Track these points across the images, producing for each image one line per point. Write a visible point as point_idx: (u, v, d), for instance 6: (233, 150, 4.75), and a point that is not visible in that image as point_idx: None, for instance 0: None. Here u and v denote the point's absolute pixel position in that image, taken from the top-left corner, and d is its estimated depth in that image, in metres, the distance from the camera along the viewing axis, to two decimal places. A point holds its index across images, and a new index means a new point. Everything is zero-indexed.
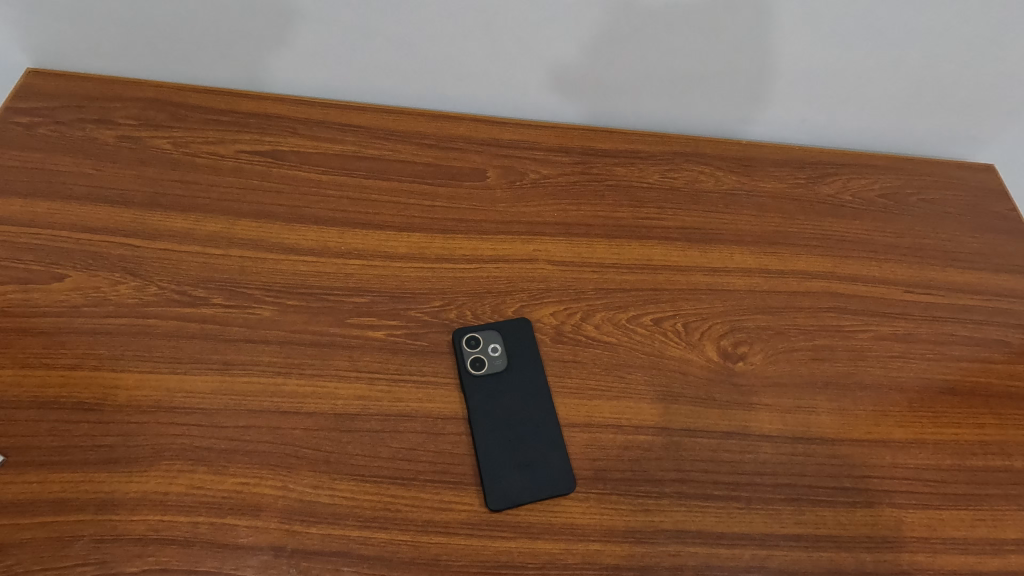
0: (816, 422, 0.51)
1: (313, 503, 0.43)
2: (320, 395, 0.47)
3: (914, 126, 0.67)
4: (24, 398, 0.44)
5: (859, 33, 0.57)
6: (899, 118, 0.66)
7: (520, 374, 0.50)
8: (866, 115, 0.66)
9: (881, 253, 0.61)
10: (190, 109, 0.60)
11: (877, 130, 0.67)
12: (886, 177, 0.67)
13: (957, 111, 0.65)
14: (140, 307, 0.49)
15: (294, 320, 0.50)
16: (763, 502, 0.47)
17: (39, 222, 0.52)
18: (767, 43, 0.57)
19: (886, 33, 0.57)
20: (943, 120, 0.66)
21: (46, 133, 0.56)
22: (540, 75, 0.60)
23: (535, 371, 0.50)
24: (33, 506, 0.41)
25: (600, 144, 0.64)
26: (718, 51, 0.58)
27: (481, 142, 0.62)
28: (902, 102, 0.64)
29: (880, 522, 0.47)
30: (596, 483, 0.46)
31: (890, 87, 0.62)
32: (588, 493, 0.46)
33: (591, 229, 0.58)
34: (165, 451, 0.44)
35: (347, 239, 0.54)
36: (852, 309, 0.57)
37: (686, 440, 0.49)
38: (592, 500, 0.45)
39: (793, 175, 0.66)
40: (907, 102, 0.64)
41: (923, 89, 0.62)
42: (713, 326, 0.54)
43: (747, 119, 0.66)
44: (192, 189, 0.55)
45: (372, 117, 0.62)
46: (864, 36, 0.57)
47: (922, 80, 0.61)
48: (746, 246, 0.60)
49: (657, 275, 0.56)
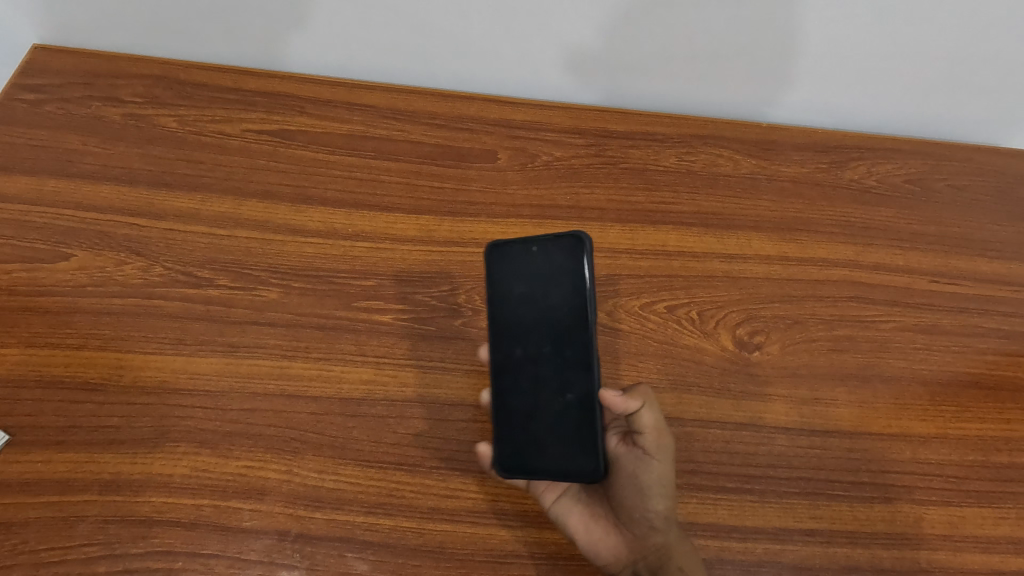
0: (834, 415, 0.49)
1: (317, 488, 0.43)
2: (326, 378, 0.46)
3: (967, 99, 0.60)
4: (30, 377, 0.44)
5: (895, 25, 0.52)
6: (936, 104, 0.61)
7: (504, 295, 0.44)
8: (906, 93, 0.59)
9: (905, 241, 0.59)
10: (196, 87, 0.58)
11: (909, 112, 0.62)
12: (913, 162, 0.63)
13: (1010, 96, 0.59)
14: (145, 287, 0.48)
15: (299, 303, 0.49)
16: (778, 495, 0.46)
17: (45, 200, 0.51)
18: (792, 32, 0.53)
19: (929, 21, 0.52)
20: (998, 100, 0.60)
21: (52, 111, 0.56)
22: (549, 56, 0.57)
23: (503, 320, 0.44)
24: (38, 486, 0.41)
25: (616, 124, 0.62)
26: (741, 39, 0.54)
27: (492, 123, 0.60)
28: (939, 91, 0.59)
29: (898, 519, 0.46)
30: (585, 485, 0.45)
31: (925, 78, 0.57)
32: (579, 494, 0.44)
33: (603, 214, 0.57)
34: (169, 432, 0.43)
35: (354, 221, 0.53)
36: (873, 297, 0.55)
37: (698, 430, 0.47)
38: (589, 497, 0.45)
39: (815, 160, 0.62)
40: (940, 95, 0.60)
41: (973, 71, 0.56)
42: (729, 315, 0.53)
43: (766, 101, 0.62)
44: (198, 169, 0.54)
45: (381, 96, 0.60)
46: (899, 28, 0.53)
47: (960, 75, 0.57)
48: (764, 232, 0.58)
49: (671, 261, 0.55)
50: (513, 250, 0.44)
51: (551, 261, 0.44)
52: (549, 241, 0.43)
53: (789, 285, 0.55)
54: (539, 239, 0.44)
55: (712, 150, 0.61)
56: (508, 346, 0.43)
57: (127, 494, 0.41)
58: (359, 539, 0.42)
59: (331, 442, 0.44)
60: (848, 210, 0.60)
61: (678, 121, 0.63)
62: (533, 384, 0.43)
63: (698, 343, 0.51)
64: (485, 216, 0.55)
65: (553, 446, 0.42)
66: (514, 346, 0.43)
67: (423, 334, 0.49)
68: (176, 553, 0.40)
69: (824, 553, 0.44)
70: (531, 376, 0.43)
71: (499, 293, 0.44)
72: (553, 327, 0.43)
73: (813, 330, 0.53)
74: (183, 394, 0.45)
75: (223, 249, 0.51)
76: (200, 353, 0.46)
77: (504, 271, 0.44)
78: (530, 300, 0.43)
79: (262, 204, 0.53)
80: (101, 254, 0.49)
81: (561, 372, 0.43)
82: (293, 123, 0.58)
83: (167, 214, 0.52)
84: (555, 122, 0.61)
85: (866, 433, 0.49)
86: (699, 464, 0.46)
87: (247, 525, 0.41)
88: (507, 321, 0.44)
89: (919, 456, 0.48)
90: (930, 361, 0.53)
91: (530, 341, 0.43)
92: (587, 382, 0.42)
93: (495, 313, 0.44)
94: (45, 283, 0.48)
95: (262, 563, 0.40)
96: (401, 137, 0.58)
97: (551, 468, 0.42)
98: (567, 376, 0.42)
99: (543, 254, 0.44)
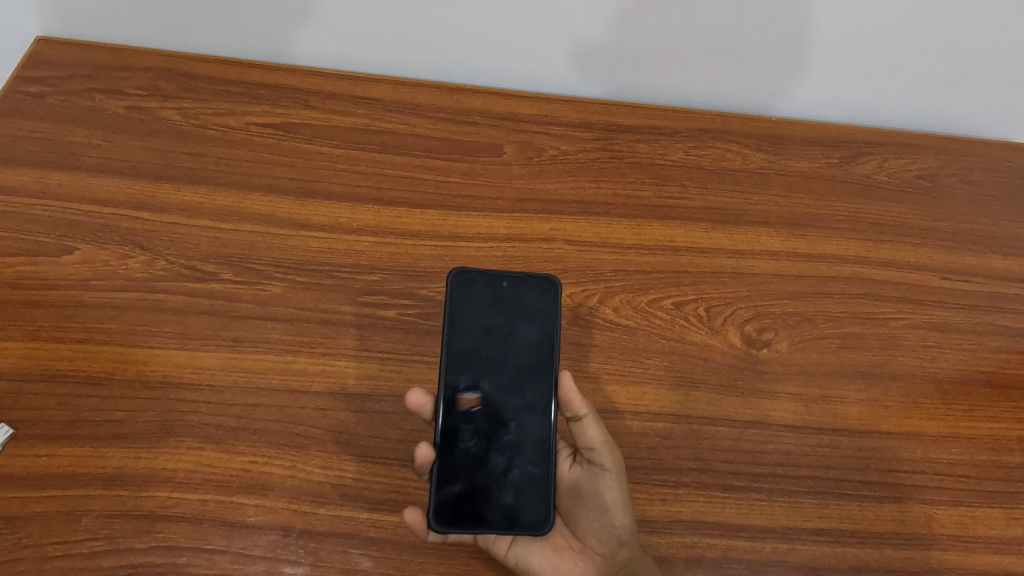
0: (843, 413, 0.49)
1: (321, 484, 0.42)
2: (330, 374, 0.46)
3: (982, 94, 0.59)
4: (35, 371, 0.44)
5: (909, 16, 0.52)
6: (949, 99, 0.60)
7: (467, 328, 0.43)
8: (919, 87, 0.59)
9: (917, 237, 0.58)
10: (200, 80, 0.58)
11: (922, 108, 0.61)
12: (925, 157, 0.62)
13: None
14: (149, 281, 0.48)
15: (303, 298, 0.49)
16: (787, 494, 0.45)
17: (48, 193, 0.51)
18: (803, 24, 0.53)
19: (944, 12, 0.51)
20: (1013, 95, 0.59)
21: (55, 103, 0.55)
22: (557, 49, 0.57)
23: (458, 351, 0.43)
24: (43, 480, 0.41)
25: (623, 118, 0.61)
26: (751, 30, 0.54)
27: (498, 117, 0.60)
28: (954, 85, 0.58)
29: (908, 519, 0.45)
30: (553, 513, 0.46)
31: (939, 72, 0.56)
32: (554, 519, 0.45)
33: (610, 208, 0.56)
34: (173, 427, 0.43)
35: (359, 215, 0.53)
36: (884, 294, 0.54)
37: (706, 428, 0.47)
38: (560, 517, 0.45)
39: (825, 155, 0.62)
40: (954, 90, 0.59)
41: (988, 64, 0.55)
42: (737, 311, 0.52)
43: (776, 94, 0.61)
44: (202, 162, 0.54)
45: (386, 89, 0.59)
46: (914, 20, 0.52)
47: (975, 69, 0.56)
48: (773, 228, 0.57)
49: (679, 256, 0.54)
50: (484, 282, 0.44)
51: (519, 301, 0.44)
52: (523, 280, 0.44)
53: (798, 281, 0.54)
54: (513, 276, 0.44)
55: (721, 145, 0.61)
56: (467, 382, 0.42)
57: (131, 489, 0.41)
58: (363, 536, 0.41)
59: (335, 438, 0.44)
60: (858, 205, 0.59)
61: (686, 115, 0.62)
62: (490, 425, 0.42)
63: (705, 339, 0.50)
64: (490, 211, 0.55)
65: (505, 492, 0.42)
66: (473, 383, 0.42)
67: (428, 330, 0.48)
68: (180, 548, 0.40)
69: (833, 553, 0.44)
70: (488, 417, 0.42)
71: (461, 324, 0.43)
72: (517, 368, 0.43)
73: (822, 327, 0.52)
74: (187, 388, 0.44)
75: (227, 243, 0.50)
76: (204, 348, 0.46)
77: (470, 302, 0.43)
78: (495, 337, 0.43)
79: (266, 198, 0.53)
80: (105, 247, 0.49)
81: (520, 415, 0.43)
82: (297, 117, 0.57)
83: (171, 208, 0.51)
84: (561, 116, 0.61)
85: (876, 432, 0.48)
86: (706, 462, 0.46)
87: (252, 521, 0.41)
88: (468, 356, 0.43)
89: (929, 455, 0.48)
90: (941, 359, 0.52)
91: (491, 379, 0.43)
92: (544, 428, 0.43)
93: (457, 346, 0.43)
94: (48, 277, 0.48)
95: (266, 559, 0.40)
96: (406, 130, 0.58)
97: (502, 516, 0.41)
98: (526, 421, 0.43)
99: (514, 292, 0.44)
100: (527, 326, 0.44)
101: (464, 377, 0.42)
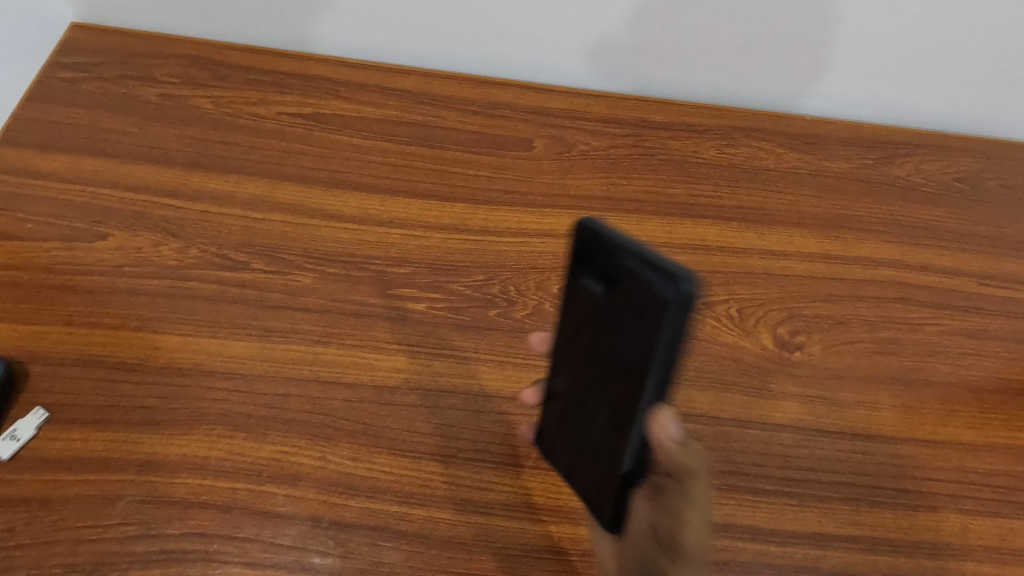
0: (876, 419, 0.48)
1: (351, 475, 0.42)
2: (359, 366, 0.46)
3: (1004, 90, 0.60)
4: (69, 355, 0.44)
5: (924, 7, 0.54)
6: (974, 96, 0.61)
7: (586, 296, 0.36)
8: (943, 82, 0.60)
9: (954, 242, 0.57)
10: (232, 69, 0.58)
11: (948, 106, 0.62)
12: (962, 159, 0.61)
13: None
14: (182, 269, 0.48)
15: (333, 289, 0.49)
16: (819, 500, 0.44)
17: (83, 178, 0.51)
18: (824, 10, 0.55)
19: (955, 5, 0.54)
20: None
21: (90, 89, 0.56)
22: (586, 38, 0.59)
23: (573, 316, 0.37)
24: (77, 463, 0.41)
25: (653, 114, 0.61)
26: (774, 18, 0.56)
27: (528, 111, 0.59)
28: (976, 79, 0.59)
29: (945, 528, 0.44)
30: None
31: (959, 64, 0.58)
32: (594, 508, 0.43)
33: (641, 206, 0.55)
34: (205, 414, 0.43)
35: (389, 207, 0.53)
36: (920, 299, 0.53)
37: (737, 430, 0.46)
38: None
39: (859, 155, 0.61)
40: (976, 85, 0.60)
41: (1005, 57, 0.57)
42: (769, 313, 0.51)
43: (802, 88, 0.62)
44: (233, 151, 0.54)
45: (417, 81, 0.60)
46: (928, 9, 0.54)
47: (992, 61, 0.58)
48: (807, 229, 0.56)
49: (711, 256, 0.53)
50: (605, 249, 0.33)
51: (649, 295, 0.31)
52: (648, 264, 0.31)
53: (832, 284, 0.53)
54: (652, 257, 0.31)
55: (753, 143, 0.60)
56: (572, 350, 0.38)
57: (163, 475, 0.41)
58: (392, 528, 0.41)
59: (365, 430, 0.44)
60: (894, 207, 0.58)
61: (718, 113, 0.61)
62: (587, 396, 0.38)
63: (736, 340, 0.50)
64: (520, 205, 0.54)
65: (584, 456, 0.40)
66: (579, 352, 0.38)
67: (457, 324, 0.48)
68: (210, 535, 0.40)
69: (868, 561, 0.43)
70: (589, 390, 0.38)
71: (570, 289, 0.36)
72: (626, 371, 0.35)
73: (856, 331, 0.51)
74: (218, 376, 0.45)
75: (258, 233, 0.50)
76: (235, 336, 0.46)
77: (593, 266, 0.34)
78: (611, 325, 0.35)
79: (296, 188, 0.53)
80: (138, 234, 0.49)
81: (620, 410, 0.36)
82: (328, 107, 0.57)
83: (202, 196, 0.52)
84: (591, 111, 0.60)
85: (910, 439, 0.47)
86: (737, 465, 0.45)
87: (281, 510, 0.41)
88: (580, 323, 0.37)
89: (965, 465, 0.47)
90: (978, 367, 0.51)
91: (600, 363, 0.36)
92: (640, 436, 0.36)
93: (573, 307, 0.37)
94: (83, 262, 0.48)
95: (295, 549, 0.40)
96: (437, 123, 0.58)
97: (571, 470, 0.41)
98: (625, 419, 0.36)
99: (649, 288, 0.31)
100: (646, 337, 0.32)
101: (575, 342, 0.38)
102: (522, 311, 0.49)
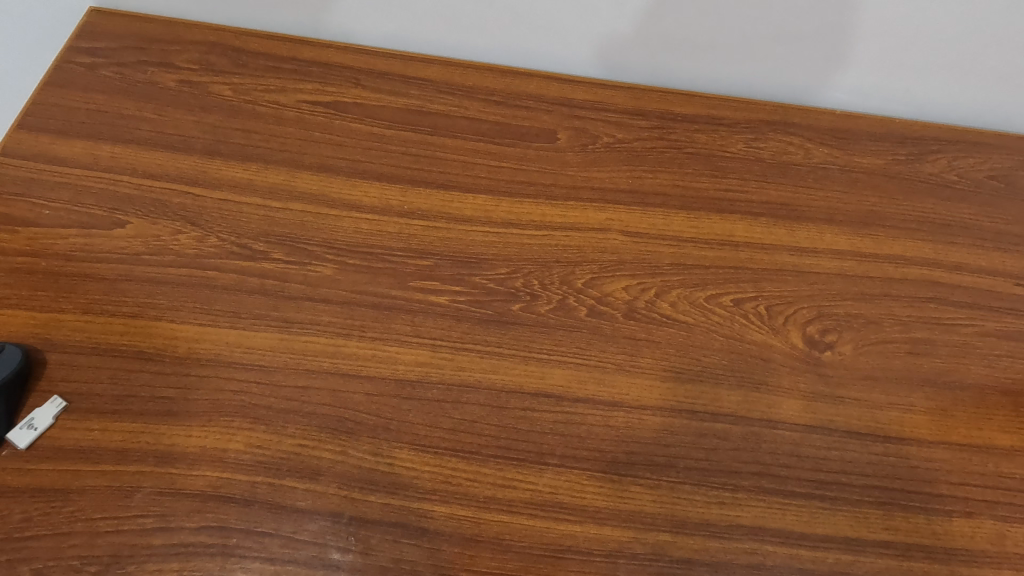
0: (910, 422, 0.46)
1: (372, 471, 0.41)
2: (380, 359, 0.45)
3: None
4: (87, 344, 0.44)
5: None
6: (1008, 91, 0.59)
7: None
8: (976, 77, 0.58)
9: (989, 241, 0.55)
10: (252, 56, 0.57)
11: (981, 102, 0.60)
12: (996, 156, 0.60)
13: None
14: (200, 258, 0.47)
15: (354, 280, 0.48)
16: (851, 503, 0.43)
17: (101, 165, 0.51)
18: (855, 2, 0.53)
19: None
20: None
21: (108, 74, 0.55)
22: (609, 28, 0.57)
23: None
24: (95, 454, 0.40)
25: (680, 107, 0.59)
26: (802, 10, 0.54)
27: (551, 101, 0.58)
28: (1010, 74, 0.58)
29: (980, 535, 0.43)
30: (627, 470, 0.43)
31: (993, 59, 0.56)
32: (620, 508, 0.42)
33: (667, 200, 0.54)
34: (224, 406, 0.42)
35: (410, 198, 0.52)
36: (954, 299, 0.52)
37: (766, 431, 0.45)
38: (624, 486, 0.42)
39: (891, 151, 0.59)
40: (1010, 80, 0.58)
41: None
42: (799, 311, 0.50)
43: (830, 82, 0.60)
44: (253, 139, 0.53)
45: (438, 70, 0.59)
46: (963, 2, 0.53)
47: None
48: (837, 226, 0.54)
49: (739, 252, 0.52)
50: None
51: None
52: None
53: (863, 282, 0.52)
54: None
55: (782, 137, 0.58)
56: None
57: (182, 467, 0.41)
58: (414, 525, 0.40)
59: (386, 425, 0.43)
60: (927, 205, 0.56)
61: (747, 106, 0.60)
62: None
63: (765, 339, 0.48)
64: (544, 198, 0.53)
65: None
66: None
67: (480, 318, 0.47)
68: (230, 529, 0.39)
69: (900, 567, 0.42)
70: None
71: None
72: None
73: (888, 331, 0.50)
74: (237, 368, 0.44)
75: (277, 222, 0.49)
76: (254, 327, 0.45)
77: None
78: None
79: (317, 177, 0.52)
80: (157, 222, 0.49)
81: None
82: (348, 95, 0.56)
83: (221, 184, 0.51)
84: (616, 103, 0.59)
85: (945, 443, 0.46)
86: (766, 466, 0.44)
87: (301, 505, 0.40)
88: None
89: (1001, 470, 0.45)
90: (1015, 370, 0.49)
91: None
92: None
93: None
94: (100, 250, 0.47)
95: (315, 544, 0.39)
96: (458, 113, 0.57)
97: None
98: None
99: None
100: None
101: None
102: (546, 306, 0.48)
